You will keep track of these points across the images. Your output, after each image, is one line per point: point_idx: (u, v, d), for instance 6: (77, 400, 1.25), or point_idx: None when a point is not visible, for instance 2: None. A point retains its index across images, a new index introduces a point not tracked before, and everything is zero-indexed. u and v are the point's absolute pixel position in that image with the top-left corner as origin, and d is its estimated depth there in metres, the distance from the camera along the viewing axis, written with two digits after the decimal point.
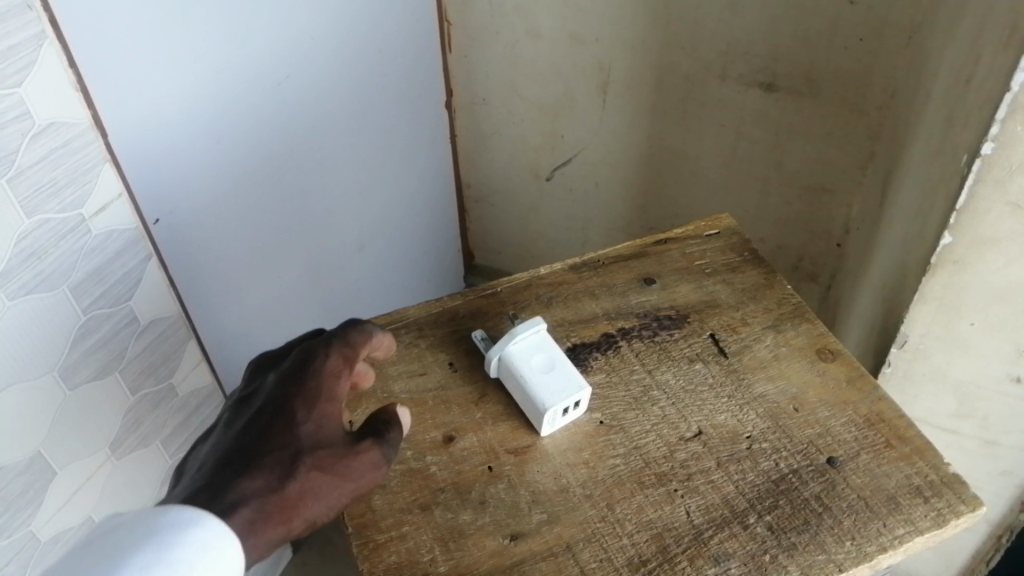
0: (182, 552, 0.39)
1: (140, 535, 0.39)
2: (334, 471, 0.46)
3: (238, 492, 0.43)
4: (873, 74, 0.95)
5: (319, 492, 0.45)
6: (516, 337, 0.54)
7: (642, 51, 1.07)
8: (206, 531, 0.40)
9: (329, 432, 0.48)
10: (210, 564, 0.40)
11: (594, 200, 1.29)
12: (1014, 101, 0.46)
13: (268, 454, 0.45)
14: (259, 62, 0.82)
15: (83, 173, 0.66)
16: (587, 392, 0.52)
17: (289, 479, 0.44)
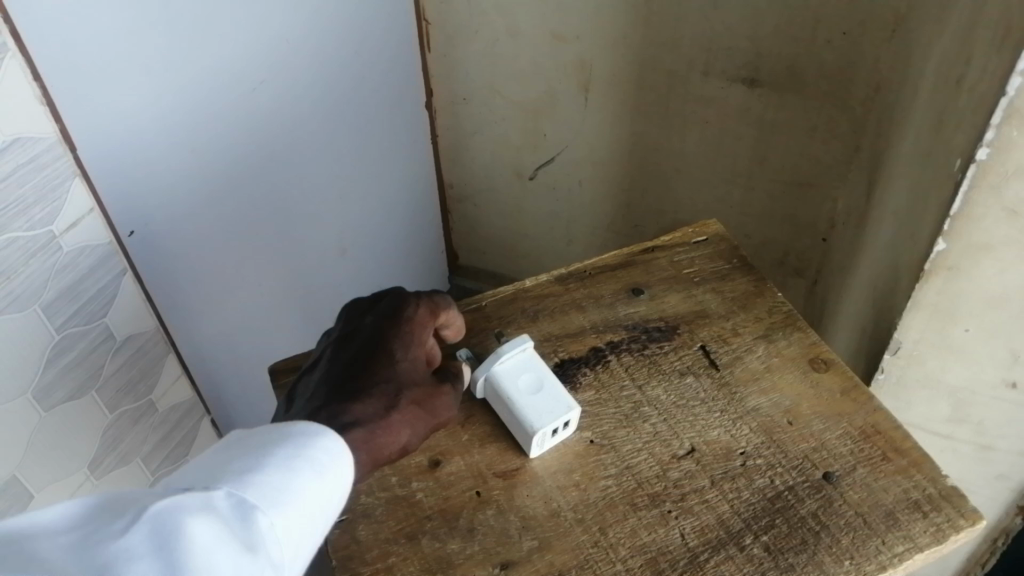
0: (319, 456, 0.42)
1: (280, 437, 0.42)
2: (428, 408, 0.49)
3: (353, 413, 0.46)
4: (858, 68, 0.94)
5: (412, 424, 0.49)
6: (503, 356, 0.53)
7: (624, 48, 1.05)
8: (336, 443, 0.43)
9: (420, 369, 0.51)
10: (335, 474, 0.42)
11: (578, 199, 1.27)
12: (1009, 106, 0.44)
13: (375, 383, 0.48)
14: (232, 69, 0.80)
15: (52, 189, 0.63)
16: (577, 412, 0.51)
17: (394, 408, 0.48)
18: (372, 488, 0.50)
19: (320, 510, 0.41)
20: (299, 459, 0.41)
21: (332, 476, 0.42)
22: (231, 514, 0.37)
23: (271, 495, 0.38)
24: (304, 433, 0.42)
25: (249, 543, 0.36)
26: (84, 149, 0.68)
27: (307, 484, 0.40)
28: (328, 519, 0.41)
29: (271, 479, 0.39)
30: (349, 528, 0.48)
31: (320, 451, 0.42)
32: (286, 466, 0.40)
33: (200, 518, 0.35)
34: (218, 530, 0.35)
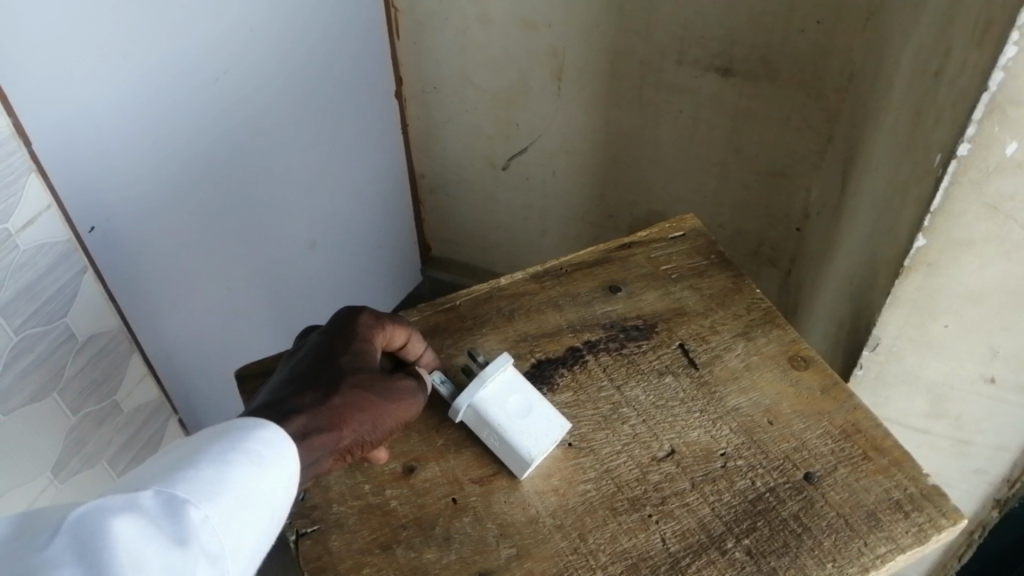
0: (263, 450, 0.41)
1: (219, 433, 0.41)
2: (375, 393, 0.48)
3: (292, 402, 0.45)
4: (831, 56, 0.93)
5: (362, 409, 0.47)
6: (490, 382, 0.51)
7: (596, 37, 1.04)
8: (277, 437, 0.42)
9: (373, 366, 0.50)
10: (279, 465, 0.41)
11: (551, 189, 1.26)
12: (992, 101, 0.44)
13: (321, 378, 0.47)
14: (194, 59, 0.77)
15: (7, 185, 0.61)
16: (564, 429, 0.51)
17: (335, 395, 0.46)
18: (345, 496, 0.49)
19: (265, 501, 0.40)
20: (235, 453, 0.40)
21: (278, 468, 0.41)
22: (161, 513, 0.36)
23: (201, 490, 0.38)
24: (245, 427, 0.42)
25: (185, 540, 0.36)
26: (40, 144, 0.65)
27: (245, 478, 0.39)
28: (274, 512, 0.41)
29: (203, 474, 0.38)
30: (321, 539, 0.47)
31: (263, 442, 0.41)
32: (219, 461, 0.39)
33: (125, 517, 0.35)
34: (143, 528, 0.35)
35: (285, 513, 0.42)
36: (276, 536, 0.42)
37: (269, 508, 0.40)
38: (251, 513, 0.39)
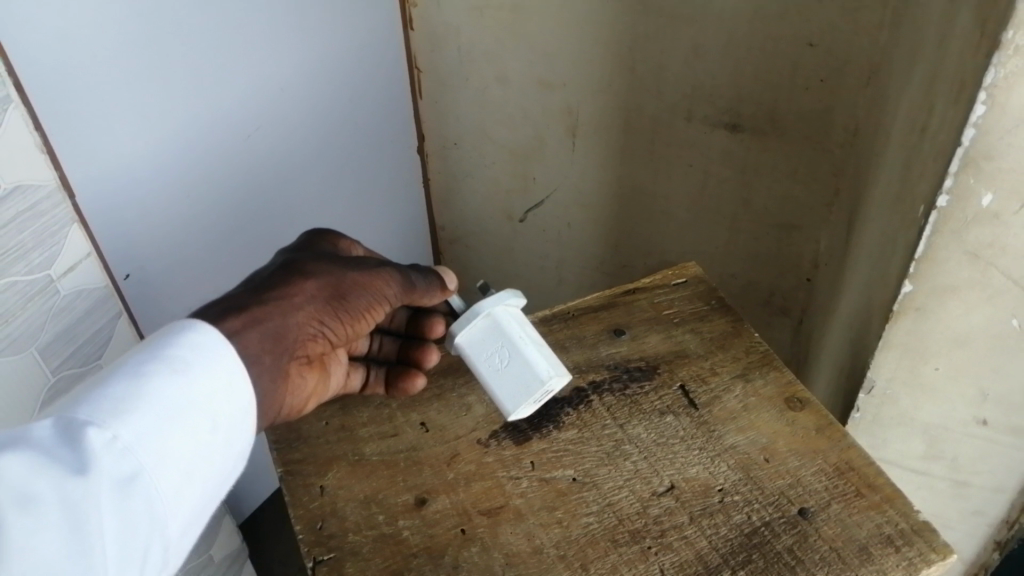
0: (189, 359, 0.45)
1: (144, 348, 0.45)
2: (337, 272, 0.55)
3: (244, 287, 0.52)
4: (835, 113, 0.97)
5: (325, 286, 0.54)
6: (497, 309, 0.54)
7: (609, 94, 1.08)
8: (200, 340, 0.46)
9: (333, 257, 0.57)
10: (200, 368, 0.45)
11: (567, 240, 1.30)
12: (965, 156, 0.47)
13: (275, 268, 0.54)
14: (226, 116, 0.83)
15: (51, 235, 0.65)
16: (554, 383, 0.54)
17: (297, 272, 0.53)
18: (359, 525, 0.52)
19: (189, 404, 0.44)
20: (152, 365, 0.44)
21: (203, 381, 0.45)
22: (65, 439, 0.39)
23: (114, 402, 0.41)
24: (172, 335, 0.46)
25: (91, 459, 0.39)
26: (82, 195, 0.70)
27: (162, 386, 0.43)
28: (202, 414, 0.44)
29: (118, 389, 0.42)
30: (337, 565, 0.50)
31: (190, 356, 0.45)
32: (134, 374, 0.43)
33: (19, 452, 0.38)
34: (37, 461, 0.38)
35: (228, 413, 0.46)
36: (220, 435, 0.45)
37: (194, 424, 0.43)
38: (168, 418, 0.42)
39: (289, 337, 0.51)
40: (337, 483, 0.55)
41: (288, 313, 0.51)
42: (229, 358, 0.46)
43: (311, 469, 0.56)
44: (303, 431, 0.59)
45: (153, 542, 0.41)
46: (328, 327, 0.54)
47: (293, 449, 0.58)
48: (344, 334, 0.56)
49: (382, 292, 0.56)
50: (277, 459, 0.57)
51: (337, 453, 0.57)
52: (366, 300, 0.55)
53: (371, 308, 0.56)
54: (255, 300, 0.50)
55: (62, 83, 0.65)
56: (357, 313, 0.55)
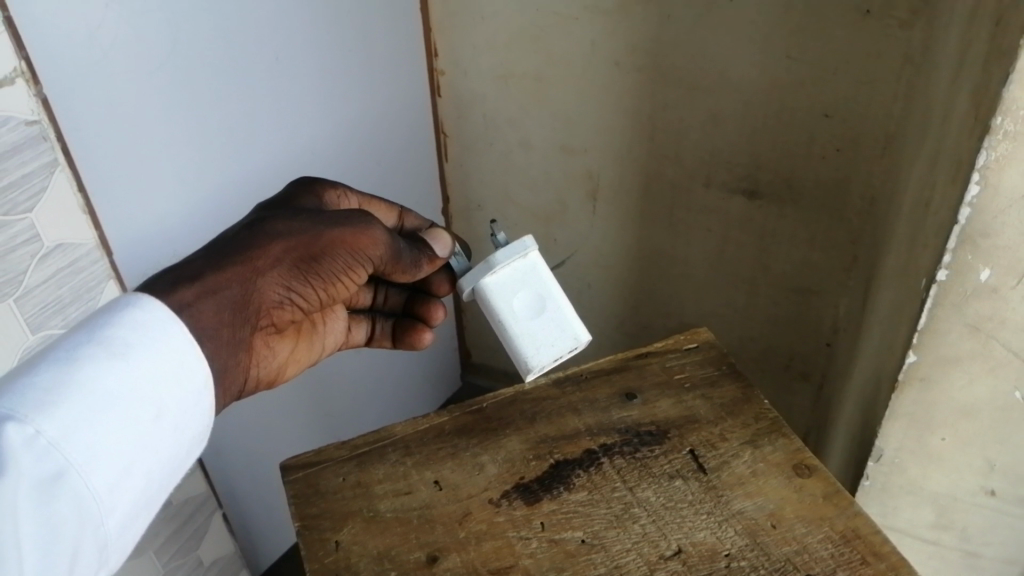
0: (132, 341, 0.45)
1: (80, 329, 0.45)
2: (309, 230, 0.55)
3: (210, 245, 0.53)
4: (851, 182, 0.99)
5: (293, 245, 0.54)
6: (503, 269, 0.57)
7: (629, 160, 1.12)
8: (139, 321, 0.46)
9: (307, 210, 0.56)
10: (137, 354, 0.45)
11: (587, 300, 1.32)
12: (962, 233, 0.49)
13: (248, 222, 0.55)
14: (260, 180, 0.87)
15: (88, 291, 0.69)
16: (573, 341, 0.57)
17: (263, 229, 0.54)
18: None
19: (124, 391, 0.44)
20: (85, 349, 0.44)
21: (145, 367, 0.45)
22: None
23: (41, 390, 0.41)
24: (110, 317, 0.46)
25: (17, 449, 0.39)
26: (119, 253, 0.73)
27: (95, 371, 0.43)
28: (138, 400, 0.44)
29: (46, 377, 0.42)
30: None
31: (133, 340, 0.45)
32: (65, 360, 0.43)
33: None
34: None
35: (169, 399, 0.46)
36: (161, 421, 0.45)
37: (133, 413, 0.44)
38: (99, 407, 0.42)
39: (251, 304, 0.53)
40: (352, 538, 0.56)
41: (250, 280, 0.52)
42: (176, 343, 0.47)
43: (327, 524, 0.58)
44: (321, 486, 0.61)
45: (82, 537, 0.41)
46: (297, 290, 0.56)
47: (311, 504, 0.59)
48: (318, 293, 0.57)
49: (360, 254, 0.56)
50: (295, 514, 0.59)
51: (354, 509, 0.59)
52: (343, 262, 0.56)
53: (348, 269, 0.56)
54: (214, 264, 0.51)
55: (105, 150, 0.69)
56: (331, 276, 0.56)
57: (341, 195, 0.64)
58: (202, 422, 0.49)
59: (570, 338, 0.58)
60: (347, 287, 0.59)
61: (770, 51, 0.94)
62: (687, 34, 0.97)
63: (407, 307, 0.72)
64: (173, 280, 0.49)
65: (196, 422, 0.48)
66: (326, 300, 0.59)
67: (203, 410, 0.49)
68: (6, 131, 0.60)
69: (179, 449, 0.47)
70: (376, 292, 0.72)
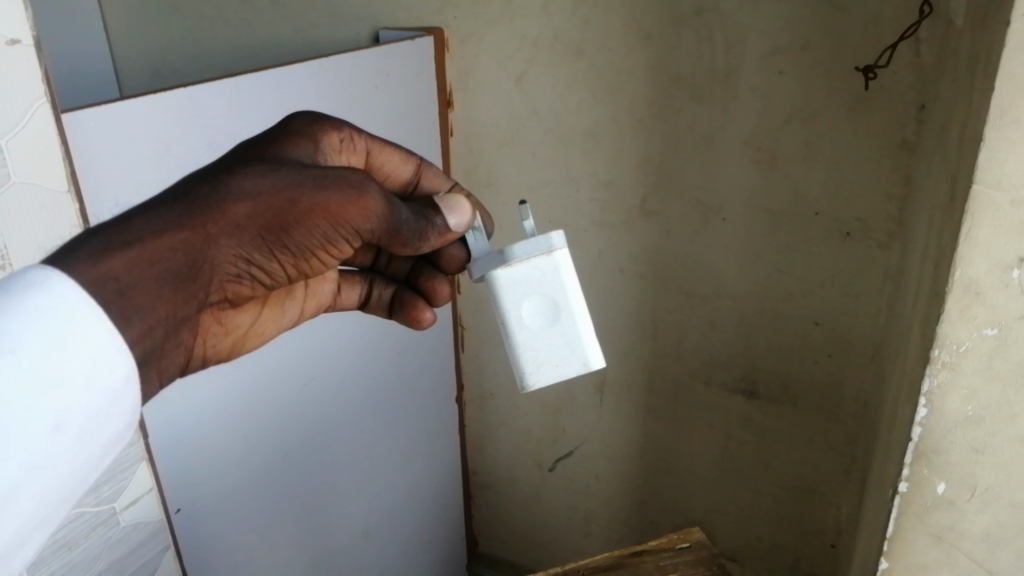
0: (26, 332, 0.40)
1: None
2: (279, 192, 0.50)
3: (159, 199, 0.48)
4: (845, 387, 1.04)
5: (259, 208, 0.49)
6: (521, 268, 0.58)
7: (634, 358, 1.19)
8: (39, 305, 0.41)
9: (281, 165, 0.51)
10: (33, 348, 0.40)
11: (594, 492, 1.35)
12: (917, 449, 0.55)
13: (211, 173, 0.50)
14: (289, 375, 0.98)
15: (122, 470, 0.76)
16: (576, 362, 0.60)
17: (225, 186, 0.48)
18: None
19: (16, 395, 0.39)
20: None
21: (42, 366, 0.40)
22: None
23: None
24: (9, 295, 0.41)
25: None
26: (156, 436, 0.82)
27: None
28: (32, 404, 0.40)
29: None
30: None
31: (33, 334, 0.40)
32: None
33: None
34: None
35: (72, 402, 0.42)
36: (62, 425, 0.41)
37: (25, 425, 0.40)
38: None
39: (200, 274, 0.49)
40: None
41: (202, 247, 0.48)
42: (83, 337, 0.42)
43: None
44: None
45: None
46: (257, 261, 0.52)
47: None
48: (283, 263, 0.53)
49: (339, 222, 0.52)
50: None
51: None
52: (316, 232, 0.52)
53: (322, 237, 0.52)
54: (160, 225, 0.46)
55: None
56: (302, 246, 0.52)
57: (344, 141, 0.60)
58: (117, 423, 0.45)
59: (575, 357, 0.60)
60: (319, 258, 0.55)
61: (760, 266, 1.03)
62: (685, 247, 1.08)
63: (409, 278, 0.72)
64: (105, 243, 0.44)
65: (109, 426, 0.44)
66: (292, 273, 0.55)
67: (115, 413, 0.44)
68: None
69: (83, 454, 0.43)
70: (379, 255, 0.73)
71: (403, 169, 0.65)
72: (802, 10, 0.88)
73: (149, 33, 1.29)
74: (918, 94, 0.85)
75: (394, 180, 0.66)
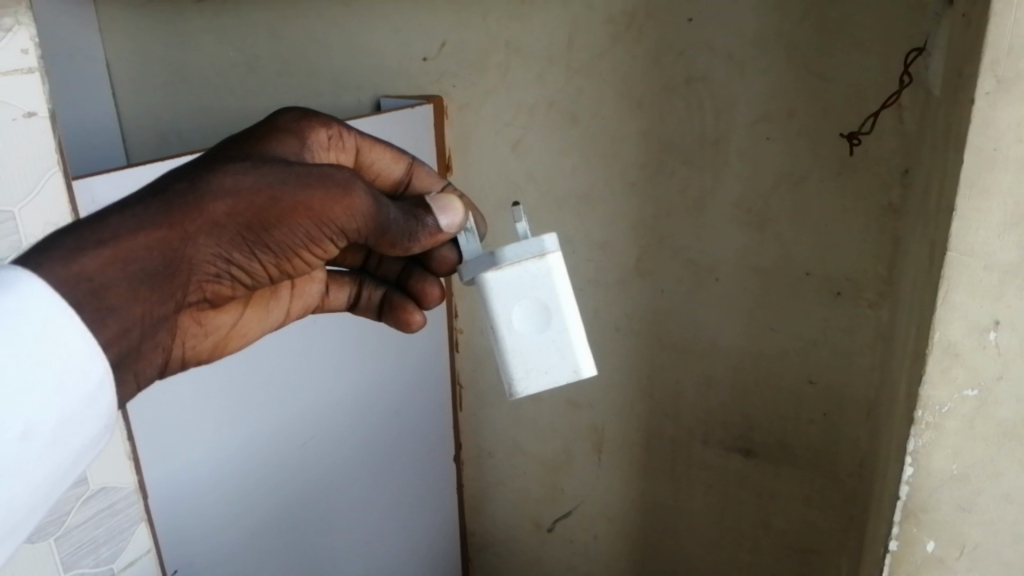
0: (4, 340, 0.42)
1: None
2: (261, 189, 0.51)
3: (138, 196, 0.49)
4: (841, 445, 1.05)
5: (239, 205, 0.50)
6: (514, 270, 0.60)
7: (632, 417, 1.20)
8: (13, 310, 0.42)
9: (264, 163, 0.52)
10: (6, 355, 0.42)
11: (594, 552, 1.34)
12: (904, 507, 0.56)
13: (193, 170, 0.51)
14: (289, 434, 0.99)
15: (121, 531, 0.78)
16: (566, 369, 0.61)
17: (205, 183, 0.49)
18: None
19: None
20: None
21: (16, 375, 0.42)
22: None
23: None
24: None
25: None
26: (154, 495, 0.83)
27: None
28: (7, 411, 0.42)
29: None
30: None
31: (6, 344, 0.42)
32: None
33: None
34: None
35: (47, 404, 0.44)
36: (37, 428, 0.43)
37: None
38: None
39: (177, 271, 0.50)
40: None
41: (178, 244, 0.49)
42: (57, 341, 0.43)
43: None
44: None
45: None
46: (236, 260, 0.53)
47: None
48: (264, 260, 0.54)
49: (323, 220, 0.53)
50: None
51: None
52: (299, 230, 0.53)
53: (305, 234, 0.53)
54: (135, 223, 0.47)
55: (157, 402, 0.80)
56: (284, 245, 0.54)
57: (332, 137, 0.63)
58: (91, 426, 0.47)
59: (565, 363, 0.61)
60: (303, 255, 0.56)
61: (755, 326, 1.05)
62: (680, 307, 1.10)
63: (399, 278, 0.74)
64: (78, 240, 0.45)
65: (86, 427, 0.46)
66: (274, 271, 0.56)
67: (91, 414, 0.46)
68: None
69: (62, 453, 0.45)
70: (370, 257, 0.74)
71: (394, 167, 0.68)
72: (788, 79, 0.91)
73: (157, 102, 1.33)
74: (902, 158, 0.88)
75: (385, 178, 0.68)
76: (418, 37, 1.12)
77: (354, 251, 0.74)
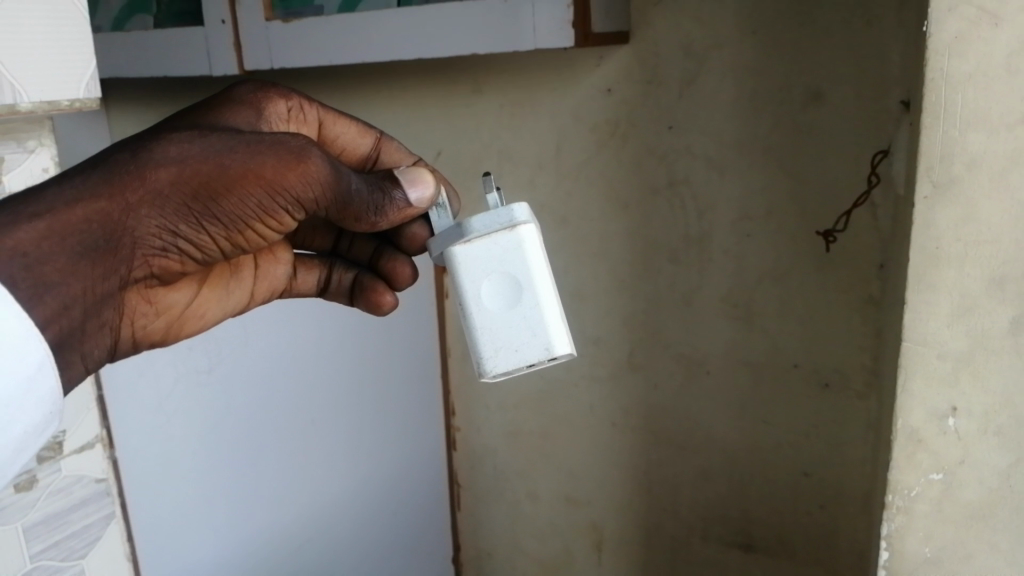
0: None
1: None
2: (209, 157, 0.50)
3: (79, 170, 0.49)
4: (840, 538, 1.04)
5: (183, 173, 0.49)
6: (483, 241, 0.56)
7: (630, 515, 1.21)
8: None
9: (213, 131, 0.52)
10: None
11: None
12: None
13: (136, 142, 0.50)
14: (286, 532, 1.07)
15: None
16: (540, 347, 0.56)
17: (149, 153, 0.49)
18: None
19: None
20: None
21: None
22: None
23: None
24: None
25: None
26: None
27: None
28: None
29: None
30: None
31: None
32: None
33: None
34: None
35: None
36: None
37: None
38: None
39: (120, 243, 0.49)
40: None
41: (118, 217, 0.48)
42: None
43: None
44: None
45: None
46: (184, 232, 0.52)
47: None
48: (217, 232, 0.53)
49: (278, 191, 0.52)
50: None
51: None
52: (249, 201, 0.52)
53: (258, 203, 0.52)
54: (73, 196, 0.47)
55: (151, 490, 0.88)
56: (233, 216, 0.52)
57: (294, 109, 0.62)
58: (33, 408, 0.44)
59: (539, 343, 0.56)
60: (256, 230, 0.55)
61: (747, 419, 1.07)
62: (673, 402, 1.12)
63: (370, 261, 0.71)
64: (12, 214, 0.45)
65: (28, 410, 0.44)
66: (225, 247, 0.55)
67: (32, 393, 0.44)
68: (75, 491, 0.74)
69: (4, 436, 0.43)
70: (342, 239, 0.72)
71: (361, 140, 0.66)
72: (765, 183, 0.97)
73: None
74: (879, 254, 0.92)
75: (351, 152, 0.67)
76: (414, 147, 1.19)
77: (323, 235, 0.73)
